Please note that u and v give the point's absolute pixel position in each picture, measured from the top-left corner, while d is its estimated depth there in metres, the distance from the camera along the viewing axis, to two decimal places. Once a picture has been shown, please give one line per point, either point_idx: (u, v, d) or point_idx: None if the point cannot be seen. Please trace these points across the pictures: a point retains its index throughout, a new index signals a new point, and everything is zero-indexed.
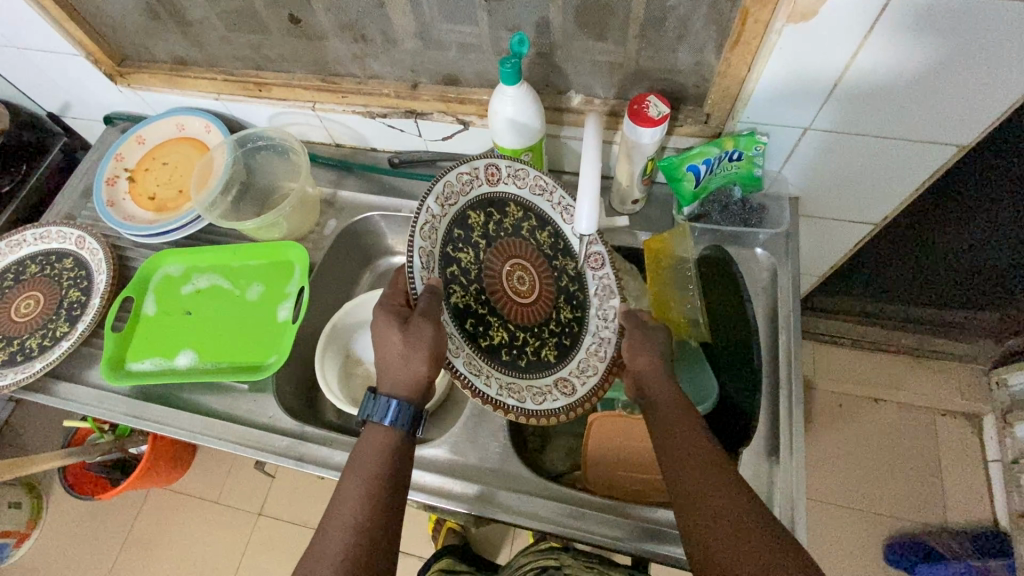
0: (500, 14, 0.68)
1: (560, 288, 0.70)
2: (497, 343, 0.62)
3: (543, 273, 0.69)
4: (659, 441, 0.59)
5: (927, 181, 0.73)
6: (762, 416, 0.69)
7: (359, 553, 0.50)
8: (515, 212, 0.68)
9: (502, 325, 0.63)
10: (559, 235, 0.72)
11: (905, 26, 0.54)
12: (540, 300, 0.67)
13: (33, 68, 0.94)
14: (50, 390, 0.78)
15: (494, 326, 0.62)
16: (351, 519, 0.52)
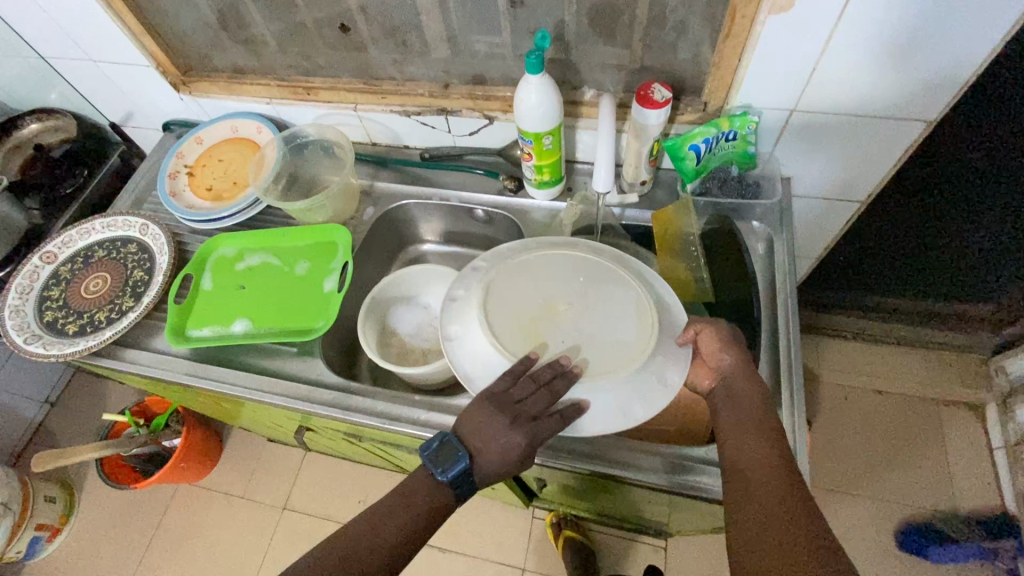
0: (523, 18, 0.79)
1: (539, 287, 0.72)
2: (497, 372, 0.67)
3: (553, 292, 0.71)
4: (731, 434, 0.62)
5: (903, 157, 0.82)
6: (765, 369, 0.76)
7: (394, 544, 0.61)
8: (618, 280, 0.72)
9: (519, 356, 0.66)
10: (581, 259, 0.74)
11: (872, 9, 0.64)
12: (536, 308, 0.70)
13: (106, 81, 1.07)
14: (116, 356, 0.86)
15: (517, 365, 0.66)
16: (407, 518, 0.62)
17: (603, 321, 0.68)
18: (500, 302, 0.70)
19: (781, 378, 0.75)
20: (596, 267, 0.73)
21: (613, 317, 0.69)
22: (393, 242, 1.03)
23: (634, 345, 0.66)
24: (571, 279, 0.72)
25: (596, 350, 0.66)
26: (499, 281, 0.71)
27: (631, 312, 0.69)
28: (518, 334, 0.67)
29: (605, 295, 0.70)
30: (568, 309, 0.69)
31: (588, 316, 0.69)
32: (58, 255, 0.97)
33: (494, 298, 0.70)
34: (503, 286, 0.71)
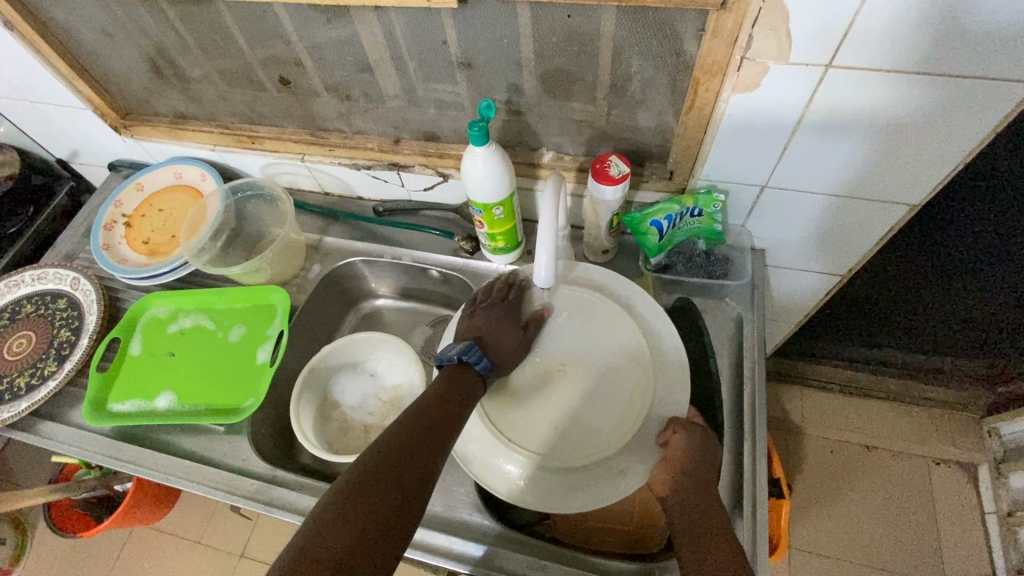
0: (473, 78, 0.72)
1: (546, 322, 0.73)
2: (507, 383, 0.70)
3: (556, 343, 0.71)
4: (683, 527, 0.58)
5: (885, 238, 0.75)
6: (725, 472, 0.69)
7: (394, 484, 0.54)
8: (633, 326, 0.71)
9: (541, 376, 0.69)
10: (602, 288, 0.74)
11: (845, 93, 0.58)
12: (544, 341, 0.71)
13: (45, 119, 1.01)
14: (33, 429, 0.80)
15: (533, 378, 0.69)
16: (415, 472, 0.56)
17: (587, 403, 0.67)
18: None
19: (743, 482, 0.68)
20: (608, 335, 0.71)
21: (598, 399, 0.67)
22: (343, 299, 0.97)
23: (598, 439, 0.65)
24: (580, 342, 0.71)
25: (557, 433, 0.66)
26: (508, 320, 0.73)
27: (613, 403, 0.67)
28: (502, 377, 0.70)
29: (602, 372, 0.69)
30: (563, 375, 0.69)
31: (575, 390, 0.68)
32: None
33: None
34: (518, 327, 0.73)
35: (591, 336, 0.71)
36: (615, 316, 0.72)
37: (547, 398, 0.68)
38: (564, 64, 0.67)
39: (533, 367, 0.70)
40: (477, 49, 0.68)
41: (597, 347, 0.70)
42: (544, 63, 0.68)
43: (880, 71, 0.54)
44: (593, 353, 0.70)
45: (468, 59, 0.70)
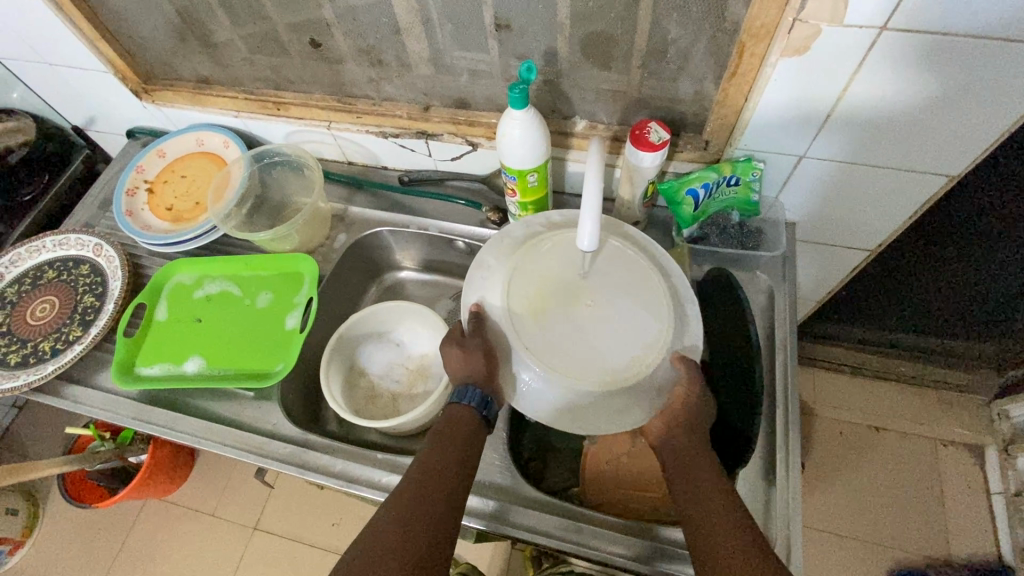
0: (509, 42, 0.71)
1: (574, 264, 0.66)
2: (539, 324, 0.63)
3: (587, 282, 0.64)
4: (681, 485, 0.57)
5: (919, 210, 0.76)
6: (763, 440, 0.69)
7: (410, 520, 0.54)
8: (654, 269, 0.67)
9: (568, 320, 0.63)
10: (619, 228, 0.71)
11: (893, 61, 0.58)
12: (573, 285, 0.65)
13: (64, 83, 0.99)
14: (59, 393, 0.80)
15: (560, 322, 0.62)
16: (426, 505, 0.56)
17: (615, 337, 0.62)
18: (540, 262, 0.66)
19: (775, 450, 0.69)
20: (645, 280, 0.66)
21: (625, 336, 0.62)
22: (367, 269, 0.97)
23: (614, 376, 0.60)
24: (615, 282, 0.65)
25: (579, 358, 0.61)
26: (542, 248, 0.67)
27: (639, 343, 0.61)
28: (535, 288, 0.65)
29: (637, 314, 0.63)
30: (600, 304, 0.63)
31: (600, 320, 0.62)
32: (5, 275, 0.91)
33: (538, 254, 0.67)
34: (561, 252, 0.67)
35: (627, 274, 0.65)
36: (647, 267, 0.67)
37: (574, 322, 0.62)
38: (605, 27, 0.66)
39: (567, 287, 0.64)
40: (517, 12, 0.67)
41: (633, 288, 0.64)
42: (585, 27, 0.67)
43: (934, 36, 0.54)
44: (630, 293, 0.64)
45: (506, 22, 0.69)
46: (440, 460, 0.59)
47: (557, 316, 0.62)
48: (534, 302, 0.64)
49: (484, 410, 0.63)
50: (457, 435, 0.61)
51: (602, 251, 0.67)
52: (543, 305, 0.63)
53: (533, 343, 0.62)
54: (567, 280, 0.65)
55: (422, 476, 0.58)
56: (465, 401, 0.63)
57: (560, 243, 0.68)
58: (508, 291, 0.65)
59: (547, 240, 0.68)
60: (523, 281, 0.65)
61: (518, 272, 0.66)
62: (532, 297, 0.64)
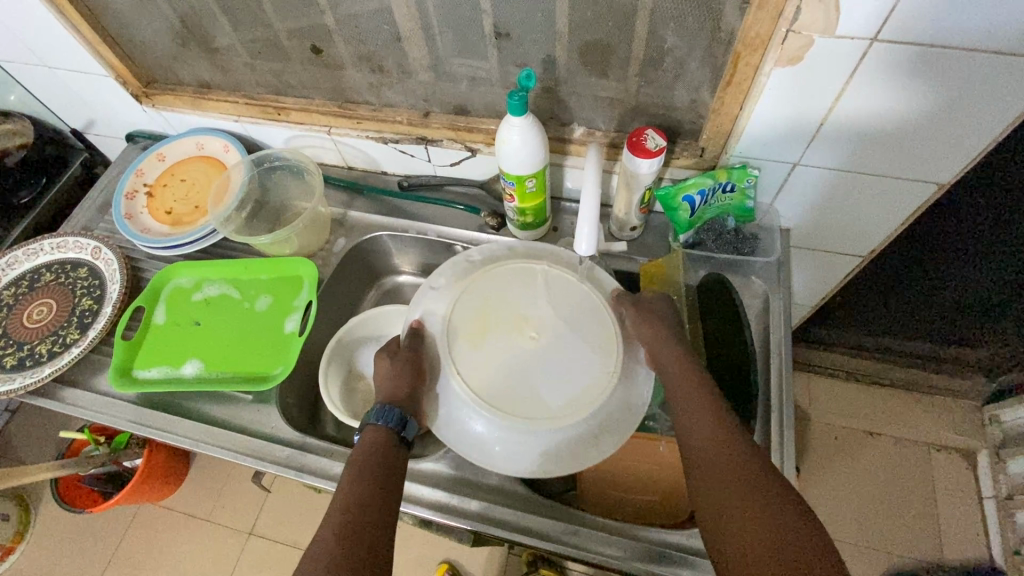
0: (509, 50, 0.72)
1: (525, 299, 0.69)
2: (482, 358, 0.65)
3: (535, 322, 0.67)
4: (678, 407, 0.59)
5: (910, 217, 0.77)
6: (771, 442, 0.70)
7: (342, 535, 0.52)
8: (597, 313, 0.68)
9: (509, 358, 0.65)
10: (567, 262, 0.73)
11: (882, 72, 0.59)
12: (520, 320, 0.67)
13: (64, 87, 0.99)
14: (56, 396, 0.80)
15: (501, 358, 0.65)
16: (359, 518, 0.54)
17: (540, 374, 0.64)
18: (487, 290, 0.70)
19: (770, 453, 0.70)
20: (589, 323, 0.67)
21: (561, 378, 0.64)
22: (366, 273, 0.97)
23: (539, 413, 0.62)
24: (561, 325, 0.67)
25: (503, 389, 0.63)
26: (492, 275, 0.71)
27: (565, 384, 0.64)
28: (478, 311, 0.68)
29: (572, 355, 0.65)
30: (536, 338, 0.66)
31: (539, 359, 0.65)
32: (3, 277, 0.90)
33: (488, 282, 0.70)
34: (512, 284, 0.70)
35: (571, 316, 0.68)
36: (591, 305, 0.69)
37: (507, 352, 0.65)
38: (603, 36, 0.67)
39: (511, 315, 0.68)
40: (516, 20, 0.68)
41: (574, 331, 0.67)
42: (584, 35, 0.68)
43: (923, 46, 0.55)
44: (570, 334, 0.66)
45: (506, 30, 0.70)
46: (365, 493, 0.56)
47: (492, 341, 0.66)
48: (471, 324, 0.67)
49: (401, 429, 0.61)
50: (374, 461, 0.59)
51: (549, 287, 0.70)
52: (482, 329, 0.67)
53: (464, 362, 0.65)
54: (511, 311, 0.68)
55: (350, 513, 0.54)
56: (384, 420, 0.61)
57: (514, 277, 0.71)
58: (456, 309, 0.68)
59: (500, 269, 0.71)
60: (467, 302, 0.69)
61: (466, 295, 0.70)
62: (476, 319, 0.68)
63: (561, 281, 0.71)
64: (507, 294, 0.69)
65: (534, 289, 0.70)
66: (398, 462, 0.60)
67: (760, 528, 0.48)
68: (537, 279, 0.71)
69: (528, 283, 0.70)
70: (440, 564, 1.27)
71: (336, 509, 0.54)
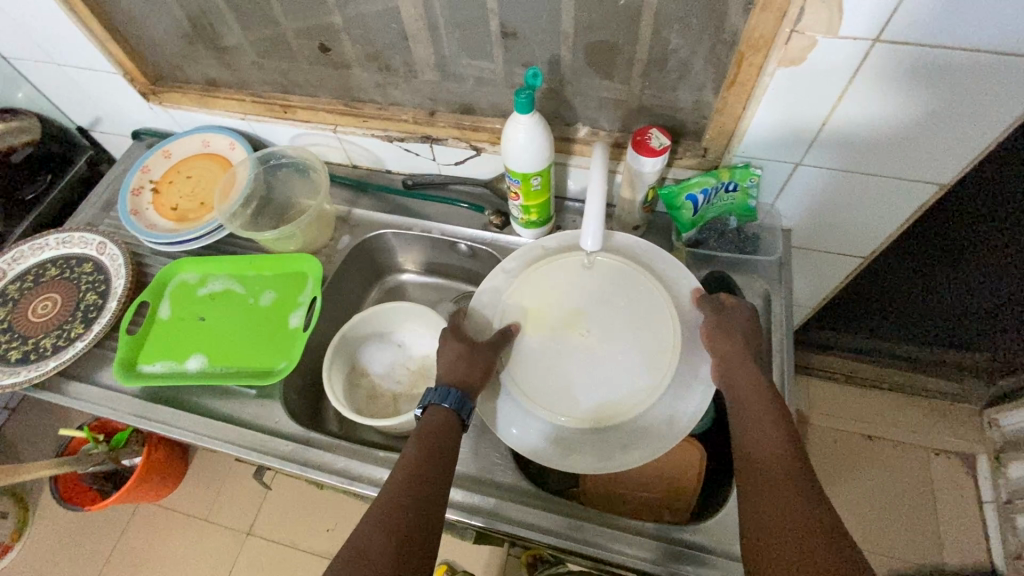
0: (514, 50, 0.73)
1: (586, 297, 0.72)
2: (537, 354, 0.69)
3: (592, 324, 0.70)
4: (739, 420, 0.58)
5: (910, 219, 0.78)
6: None
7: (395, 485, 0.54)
8: (648, 321, 0.70)
9: (558, 360, 0.69)
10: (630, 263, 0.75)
11: (883, 72, 0.60)
12: (578, 318, 0.71)
13: (71, 84, 1.00)
14: (61, 390, 0.80)
15: (552, 359, 0.69)
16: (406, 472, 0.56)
17: (578, 374, 0.68)
18: (552, 283, 0.74)
19: None
20: (639, 332, 0.69)
21: (602, 380, 0.67)
22: (369, 271, 0.98)
23: (575, 411, 0.66)
24: (615, 329, 0.70)
25: (541, 381, 0.68)
26: (555, 265, 0.75)
27: (600, 386, 0.67)
28: (536, 301, 0.73)
29: (617, 360, 0.68)
30: (583, 339, 0.70)
31: (585, 360, 0.69)
32: (8, 272, 0.91)
33: (553, 273, 0.74)
34: (575, 280, 0.74)
35: (623, 323, 0.70)
36: (646, 312, 0.70)
37: (557, 348, 0.70)
38: (608, 36, 0.68)
39: (569, 313, 0.71)
40: (522, 20, 0.69)
41: (622, 337, 0.69)
42: (589, 36, 0.69)
43: (923, 47, 0.56)
44: (621, 341, 0.69)
45: (512, 30, 0.70)
46: (425, 471, 0.56)
47: (542, 332, 0.71)
48: (527, 310, 0.73)
49: (461, 409, 0.62)
50: (443, 432, 0.61)
51: (608, 287, 0.73)
52: (536, 318, 0.72)
53: (512, 348, 0.70)
54: (568, 306, 0.72)
55: (411, 489, 0.54)
56: (444, 401, 0.62)
57: (578, 274, 0.74)
58: (519, 295, 0.74)
59: (568, 262, 0.75)
60: (527, 290, 0.74)
61: (528, 281, 0.74)
62: (535, 309, 0.72)
63: (622, 281, 0.73)
64: (564, 290, 0.73)
65: (595, 289, 0.73)
66: (455, 448, 0.60)
67: (792, 517, 0.48)
68: (599, 276, 0.73)
69: (589, 281, 0.73)
70: (439, 564, 1.27)
71: (398, 481, 0.55)
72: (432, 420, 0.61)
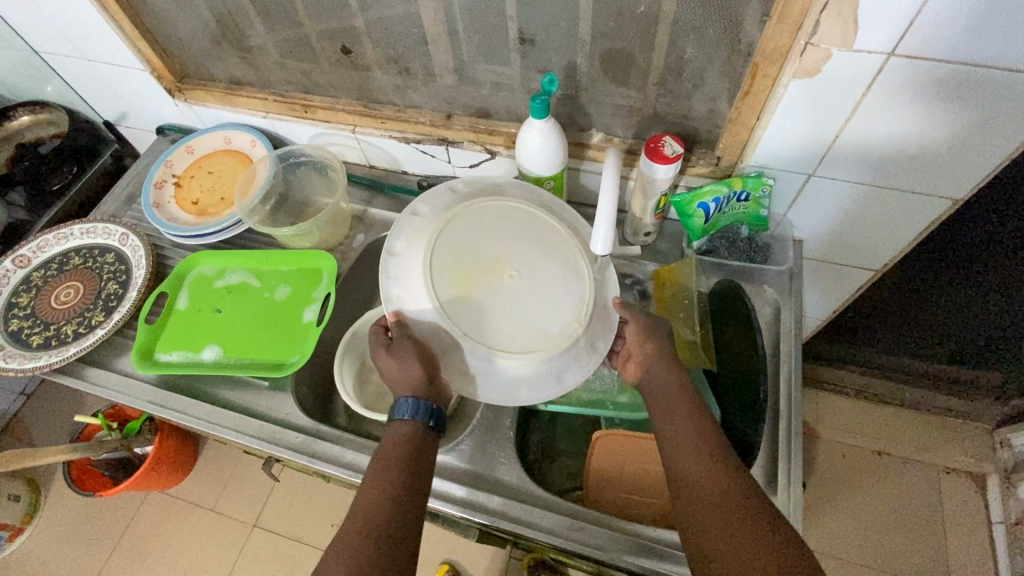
0: (532, 56, 0.74)
1: (490, 241, 0.68)
2: (463, 299, 0.65)
3: (509, 257, 0.67)
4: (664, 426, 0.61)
5: (923, 232, 0.78)
6: (781, 446, 0.71)
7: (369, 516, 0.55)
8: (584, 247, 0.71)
9: (495, 294, 0.66)
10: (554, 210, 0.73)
11: (897, 88, 0.61)
12: (495, 261, 0.67)
13: (100, 80, 1.03)
14: (80, 375, 0.83)
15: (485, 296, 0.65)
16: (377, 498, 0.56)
17: (534, 306, 0.66)
18: (461, 238, 0.68)
19: (776, 459, 0.72)
20: (563, 243, 0.70)
21: (554, 304, 0.66)
22: (382, 270, 0.99)
23: (548, 342, 0.65)
24: (537, 254, 0.68)
25: (505, 326, 0.65)
26: (459, 225, 0.68)
27: (570, 304, 0.67)
28: (453, 266, 0.66)
29: (558, 283, 0.67)
30: (518, 273, 0.66)
31: (528, 292, 0.66)
32: (32, 259, 0.93)
33: (458, 232, 0.68)
34: (478, 228, 0.68)
35: (545, 238, 0.69)
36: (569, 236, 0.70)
37: (501, 296, 0.65)
38: (625, 45, 0.69)
39: (489, 259, 0.67)
40: (541, 27, 0.70)
41: (553, 255, 0.68)
42: (606, 44, 0.70)
43: (937, 63, 0.57)
44: (547, 263, 0.68)
45: (530, 37, 0.72)
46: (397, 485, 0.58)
47: (479, 293, 0.65)
48: (456, 276, 0.65)
49: (432, 420, 0.63)
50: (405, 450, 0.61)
51: (517, 222, 0.70)
52: (465, 282, 0.65)
53: (460, 319, 0.64)
54: (489, 253, 0.67)
55: (379, 510, 0.55)
56: (416, 415, 0.63)
57: (480, 221, 0.69)
58: (432, 271, 0.65)
59: (465, 215, 0.69)
60: (440, 260, 0.66)
61: (436, 249, 0.67)
62: (455, 271, 0.66)
63: (522, 209, 0.71)
64: (476, 238, 0.68)
65: (499, 228, 0.69)
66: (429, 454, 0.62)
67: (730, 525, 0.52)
68: (496, 213, 0.70)
69: (490, 224, 0.69)
70: (440, 565, 1.27)
71: (367, 499, 0.56)
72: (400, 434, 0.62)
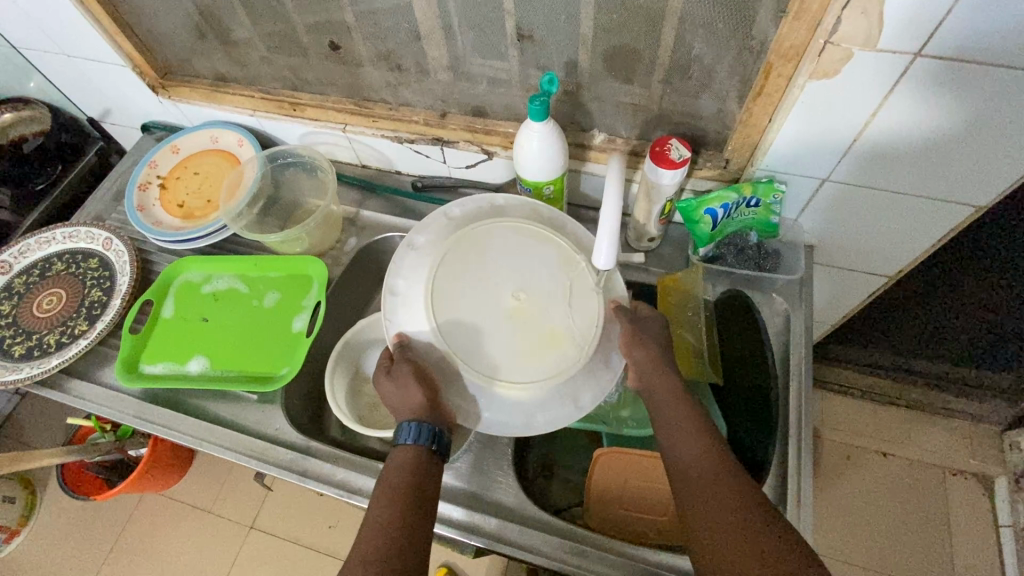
0: (531, 53, 0.70)
1: (506, 315, 0.65)
2: (522, 337, 0.64)
3: (514, 294, 0.66)
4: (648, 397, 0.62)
5: (942, 239, 0.74)
6: (791, 464, 0.69)
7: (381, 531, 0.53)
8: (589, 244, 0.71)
9: (525, 298, 0.65)
10: (533, 230, 0.69)
11: (923, 88, 0.56)
12: (523, 312, 0.65)
13: (81, 75, 0.99)
14: (63, 388, 0.80)
15: (524, 305, 0.65)
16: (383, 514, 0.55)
17: (553, 275, 0.67)
18: (501, 343, 0.64)
19: (787, 477, 0.69)
20: (452, 256, 0.67)
21: (550, 258, 0.68)
22: (375, 273, 0.96)
23: (579, 272, 0.67)
24: (500, 265, 0.67)
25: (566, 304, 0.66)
26: (489, 350, 0.64)
27: (513, 229, 0.69)
28: (548, 356, 0.64)
29: (531, 250, 0.68)
30: (507, 294, 0.65)
31: (530, 277, 0.67)
32: (13, 265, 0.90)
33: (496, 349, 0.64)
34: (483, 335, 0.64)
35: (452, 275, 0.66)
36: (515, 228, 0.69)
37: (542, 298, 0.66)
38: (629, 41, 0.65)
39: (520, 310, 0.65)
40: (540, 21, 0.66)
41: (479, 263, 0.67)
42: (608, 40, 0.66)
43: (969, 63, 0.53)
44: (504, 256, 0.67)
45: (528, 32, 0.67)
46: (394, 510, 0.55)
47: (560, 322, 0.65)
48: (546, 347, 0.64)
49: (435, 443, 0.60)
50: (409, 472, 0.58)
51: (479, 289, 0.66)
52: (547, 342, 0.64)
53: (585, 329, 0.65)
54: (515, 315, 0.65)
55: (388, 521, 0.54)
56: (420, 440, 0.59)
57: (481, 327, 0.64)
58: (533, 370, 0.63)
59: (479, 342, 0.64)
60: (544, 369, 0.63)
61: (514, 365, 0.63)
62: (538, 346, 0.64)
63: (444, 292, 0.65)
64: (508, 317, 0.65)
65: (474, 332, 0.64)
66: (433, 476, 0.59)
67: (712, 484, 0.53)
68: (455, 321, 0.64)
69: (475, 327, 0.64)
70: (439, 568, 1.26)
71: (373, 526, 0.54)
72: (404, 460, 0.59)
